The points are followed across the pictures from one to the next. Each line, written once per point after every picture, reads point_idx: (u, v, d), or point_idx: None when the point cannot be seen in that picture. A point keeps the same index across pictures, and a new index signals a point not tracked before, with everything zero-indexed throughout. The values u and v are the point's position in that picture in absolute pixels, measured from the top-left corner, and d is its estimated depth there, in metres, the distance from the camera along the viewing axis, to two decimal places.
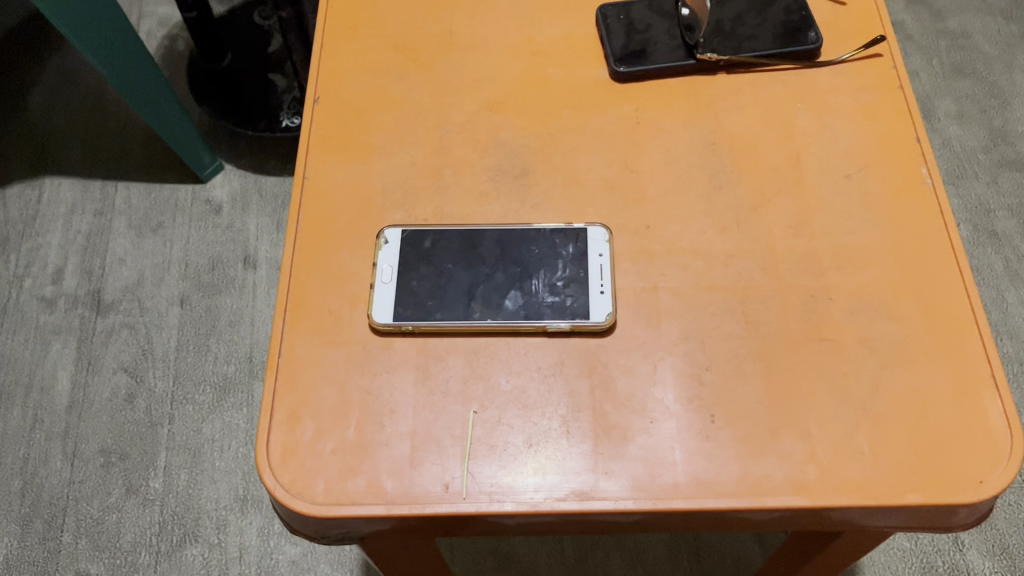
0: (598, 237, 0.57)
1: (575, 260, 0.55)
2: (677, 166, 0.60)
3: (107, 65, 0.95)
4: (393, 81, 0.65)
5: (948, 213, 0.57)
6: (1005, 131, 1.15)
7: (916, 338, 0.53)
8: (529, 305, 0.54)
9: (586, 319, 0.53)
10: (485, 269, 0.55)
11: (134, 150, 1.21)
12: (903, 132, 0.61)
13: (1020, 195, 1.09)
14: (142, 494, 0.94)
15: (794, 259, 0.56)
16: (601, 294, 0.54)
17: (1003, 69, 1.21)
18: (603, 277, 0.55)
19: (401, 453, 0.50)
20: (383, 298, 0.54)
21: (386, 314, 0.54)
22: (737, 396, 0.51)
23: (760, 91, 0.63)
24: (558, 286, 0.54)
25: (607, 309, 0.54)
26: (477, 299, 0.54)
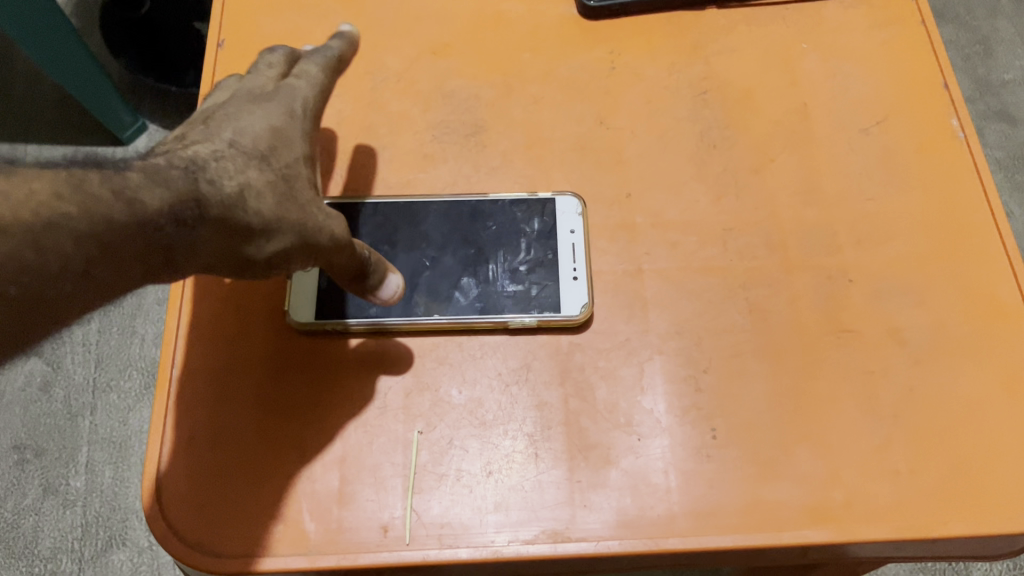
0: (569, 210, 0.46)
1: (542, 239, 0.45)
2: (662, 121, 0.50)
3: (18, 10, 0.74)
4: (316, 21, 0.53)
5: (985, 175, 0.48)
6: (989, 81, 0.94)
7: (952, 326, 0.44)
8: (485, 295, 0.44)
9: (557, 312, 0.43)
10: (430, 253, 0.45)
11: (45, 108, 0.95)
12: (926, 77, 0.51)
13: (1008, 148, 0.91)
14: (62, 494, 0.71)
15: (803, 232, 0.46)
16: (573, 279, 0.44)
17: (986, 13, 0.98)
18: (578, 258, 0.45)
19: (329, 487, 0.40)
20: (304, 287, 0.43)
21: (308, 308, 0.43)
22: (743, 404, 0.42)
23: (756, 29, 0.52)
24: (521, 271, 0.44)
25: (585, 297, 0.43)
26: (419, 291, 0.44)
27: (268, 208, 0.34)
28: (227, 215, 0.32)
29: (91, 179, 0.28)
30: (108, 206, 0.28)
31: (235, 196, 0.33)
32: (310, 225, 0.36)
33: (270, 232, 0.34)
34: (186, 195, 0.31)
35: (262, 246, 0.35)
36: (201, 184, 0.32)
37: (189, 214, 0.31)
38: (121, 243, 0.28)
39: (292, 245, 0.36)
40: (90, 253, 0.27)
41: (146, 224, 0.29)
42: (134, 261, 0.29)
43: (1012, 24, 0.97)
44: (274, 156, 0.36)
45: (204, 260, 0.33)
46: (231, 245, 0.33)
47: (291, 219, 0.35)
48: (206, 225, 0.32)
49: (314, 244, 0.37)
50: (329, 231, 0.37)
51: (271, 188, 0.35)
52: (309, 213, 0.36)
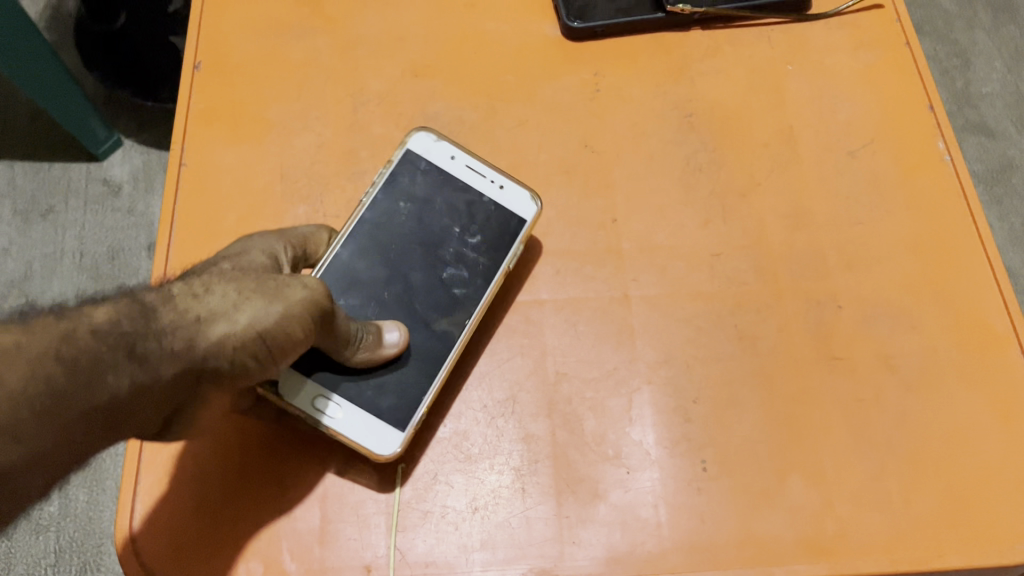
0: (427, 141, 0.45)
1: (448, 185, 0.44)
2: (647, 144, 0.49)
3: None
4: (294, 41, 0.52)
5: (972, 198, 0.47)
6: (968, 94, 0.94)
7: (945, 352, 0.43)
8: (473, 267, 0.43)
9: (517, 219, 0.44)
10: (401, 267, 0.43)
11: (18, 122, 0.93)
12: (913, 98, 0.51)
13: (987, 161, 0.92)
14: (33, 519, 0.69)
15: (793, 256, 0.46)
16: (503, 189, 0.44)
17: (965, 26, 0.97)
18: (486, 168, 0.44)
19: (308, 525, 0.39)
20: (360, 426, 0.39)
21: (385, 440, 0.39)
22: (733, 434, 0.41)
23: (742, 50, 0.52)
24: (468, 228, 0.44)
25: (523, 189, 0.44)
26: (429, 315, 0.42)
27: (224, 294, 0.33)
28: (177, 308, 0.31)
29: (26, 322, 0.29)
30: (41, 331, 0.29)
31: (183, 289, 0.32)
32: (279, 299, 0.34)
33: (235, 312, 0.32)
34: (126, 304, 0.31)
35: (236, 330, 0.32)
36: (141, 293, 0.32)
37: (133, 315, 0.30)
38: (75, 356, 0.29)
39: (269, 323, 0.33)
40: (45, 370, 0.28)
41: (86, 335, 0.29)
42: (98, 374, 0.29)
43: (990, 37, 0.96)
44: (234, 264, 0.36)
45: (185, 359, 0.31)
46: (208, 329, 0.32)
47: (256, 297, 0.33)
48: (156, 324, 0.31)
49: (295, 316, 0.34)
50: (309, 299, 0.34)
51: (225, 278, 0.34)
52: (278, 289, 0.34)
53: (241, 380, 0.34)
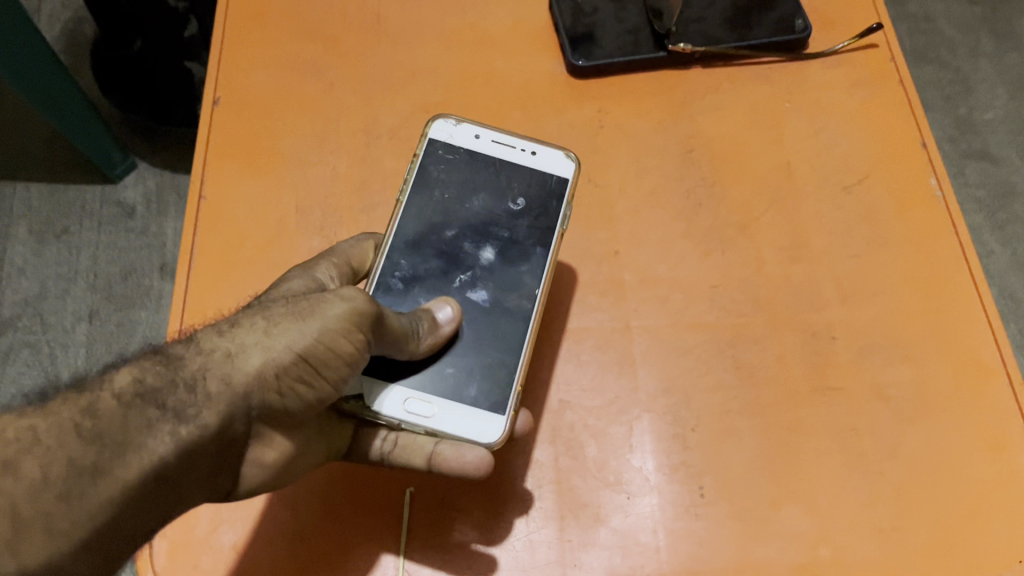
0: (447, 128, 0.45)
1: (482, 168, 0.44)
2: (650, 178, 0.51)
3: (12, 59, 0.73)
4: (309, 77, 0.54)
5: (963, 234, 0.49)
6: (971, 121, 0.97)
7: (937, 384, 0.45)
8: (528, 238, 0.43)
9: (560, 181, 0.44)
10: (461, 251, 0.43)
11: (33, 145, 0.95)
12: (907, 135, 0.52)
13: (990, 187, 0.94)
14: None
15: (790, 289, 0.47)
16: (536, 155, 0.45)
17: (968, 53, 1.01)
18: (512, 139, 0.45)
19: (334, 552, 0.40)
20: (463, 419, 0.39)
21: (485, 427, 0.39)
22: (731, 463, 0.42)
23: (741, 88, 0.54)
24: (513, 201, 0.44)
25: (554, 150, 0.45)
26: (499, 294, 0.42)
27: (251, 329, 0.34)
28: (203, 353, 0.33)
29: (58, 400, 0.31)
30: (70, 404, 0.30)
31: (211, 332, 0.34)
32: (311, 319, 0.34)
33: (264, 342, 0.33)
34: (154, 361, 0.32)
35: (272, 358, 0.33)
36: (170, 346, 0.33)
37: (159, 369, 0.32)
38: (103, 425, 0.30)
39: (307, 343, 0.34)
40: (81, 439, 0.29)
41: (113, 399, 0.31)
42: (136, 434, 0.30)
43: (993, 64, 1.00)
44: (268, 299, 0.37)
45: (224, 399, 0.32)
46: (240, 365, 0.33)
47: (285, 323, 0.34)
48: (184, 374, 0.32)
49: (332, 330, 0.34)
50: (349, 310, 0.35)
51: (251, 312, 0.35)
52: (311, 309, 0.35)
53: (298, 404, 0.36)
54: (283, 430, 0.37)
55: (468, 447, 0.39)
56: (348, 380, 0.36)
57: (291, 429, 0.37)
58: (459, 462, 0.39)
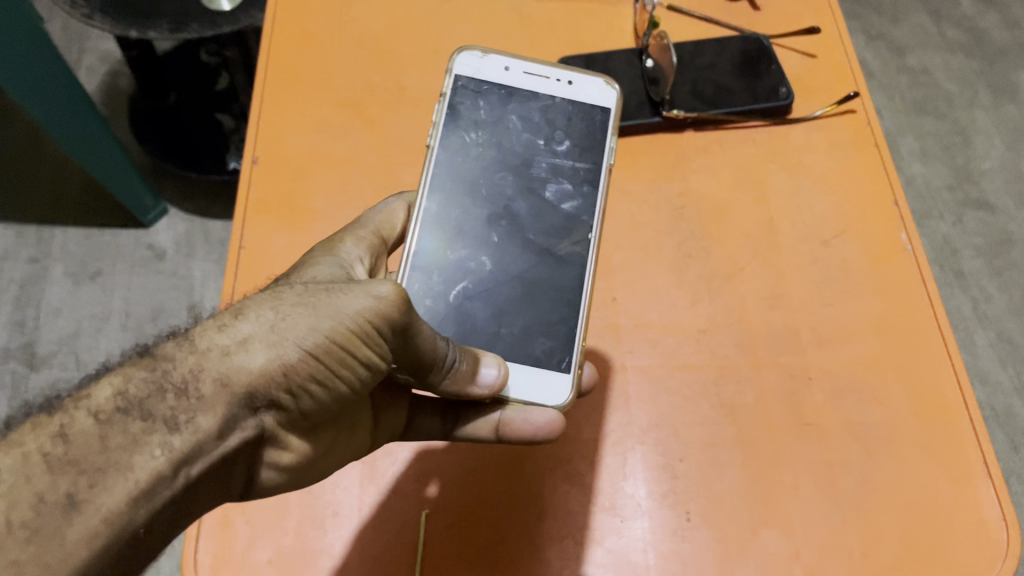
0: (476, 61, 0.47)
1: (519, 106, 0.47)
2: (645, 232, 0.56)
3: (41, 108, 0.78)
4: (338, 140, 0.60)
5: (931, 285, 0.54)
6: (969, 170, 1.04)
7: (904, 421, 0.49)
8: (574, 178, 0.46)
9: (599, 109, 0.48)
10: (510, 195, 0.45)
11: (71, 192, 1.02)
12: (880, 194, 0.57)
13: (988, 234, 1.00)
14: None
15: (770, 333, 0.52)
16: (573, 85, 0.48)
17: (965, 106, 1.09)
18: (546, 71, 0.48)
19: (356, 568, 0.45)
20: (525, 383, 0.42)
21: (548, 388, 0.42)
22: (714, 490, 0.47)
23: (729, 150, 0.59)
24: (553, 136, 0.47)
25: (590, 76, 0.48)
26: (551, 242, 0.45)
27: (251, 323, 0.33)
28: (197, 353, 0.32)
29: (37, 420, 0.29)
30: (52, 420, 0.29)
31: (208, 327, 0.33)
32: (320, 311, 0.35)
33: (267, 339, 0.33)
34: (142, 366, 0.31)
35: (277, 354, 0.33)
36: (159, 347, 0.32)
37: (149, 373, 0.31)
38: (80, 447, 0.28)
39: (316, 339, 0.34)
40: (62, 458, 0.28)
41: (97, 412, 0.29)
42: (129, 448, 0.29)
43: (989, 117, 1.07)
44: (270, 288, 0.37)
45: (222, 401, 0.32)
46: (242, 364, 0.32)
47: (293, 315, 0.34)
48: (176, 379, 0.31)
49: (345, 324, 0.35)
50: (370, 303, 0.35)
51: (248, 303, 0.35)
52: (321, 302, 0.35)
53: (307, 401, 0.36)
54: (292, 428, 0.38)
55: (536, 411, 0.42)
56: (361, 373, 0.37)
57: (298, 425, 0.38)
58: (530, 425, 0.43)
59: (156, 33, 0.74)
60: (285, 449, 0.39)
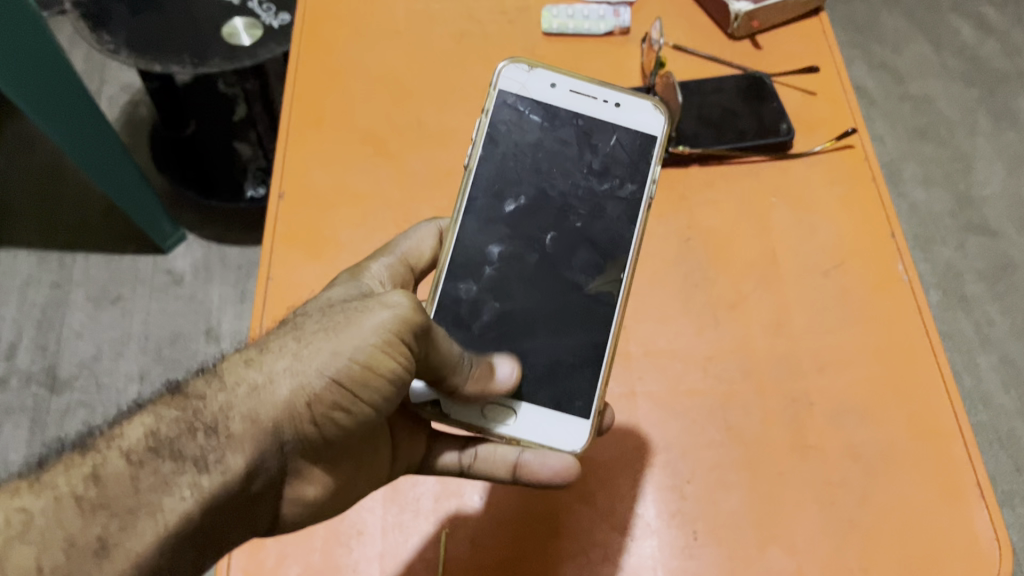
0: (523, 75, 0.48)
1: (562, 127, 0.48)
2: (653, 263, 0.59)
3: (58, 131, 0.80)
4: (360, 175, 0.62)
5: (926, 313, 0.56)
6: (971, 196, 1.07)
7: (901, 444, 0.52)
8: (610, 214, 0.47)
9: (643, 135, 0.48)
10: (541, 225, 0.47)
11: (93, 219, 1.05)
12: (878, 226, 0.60)
13: (989, 259, 1.02)
14: None
15: (773, 360, 0.54)
16: (620, 107, 0.49)
17: (966, 133, 1.12)
18: (592, 90, 0.48)
19: None
20: (544, 428, 0.45)
21: (566, 437, 0.44)
22: (720, 510, 0.49)
23: (733, 184, 0.62)
24: (592, 163, 0.48)
25: (637, 100, 0.48)
26: (584, 278, 0.46)
27: (277, 358, 0.35)
28: (225, 391, 0.34)
29: (73, 458, 0.31)
30: (86, 459, 0.31)
31: (237, 362, 0.35)
32: (342, 336, 0.36)
33: (293, 371, 0.35)
34: (171, 406, 0.33)
35: (304, 384, 0.35)
36: (189, 385, 0.34)
37: (178, 413, 0.33)
38: (112, 488, 0.30)
39: (342, 365, 0.36)
40: (96, 500, 0.30)
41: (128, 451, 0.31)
42: (160, 486, 0.31)
43: (990, 143, 1.11)
44: (295, 315, 0.39)
45: (250, 436, 0.34)
46: (268, 397, 0.34)
47: (319, 342, 0.36)
48: (204, 417, 0.33)
49: (372, 343, 0.36)
50: (388, 313, 0.37)
51: (272, 337, 0.37)
52: (343, 326, 0.36)
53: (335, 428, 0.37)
54: (316, 463, 0.39)
55: (551, 453, 0.45)
56: (386, 396, 0.38)
57: (325, 454, 0.40)
58: (546, 469, 0.45)
59: (178, 66, 0.77)
60: (309, 485, 0.40)
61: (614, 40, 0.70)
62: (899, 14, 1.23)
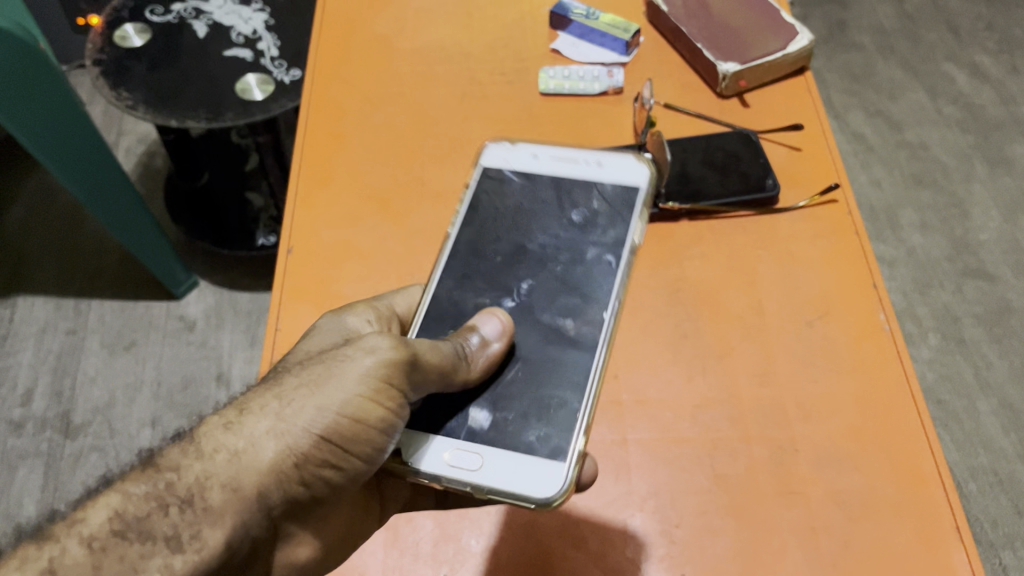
0: (505, 151, 0.55)
1: (547, 192, 0.53)
2: (644, 314, 0.61)
3: (72, 181, 0.84)
4: (365, 232, 0.65)
5: (907, 363, 0.59)
6: (968, 241, 1.09)
7: (882, 490, 0.53)
8: (591, 259, 0.50)
9: (628, 186, 0.52)
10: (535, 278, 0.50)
11: (109, 267, 1.09)
12: (862, 279, 0.62)
13: (987, 303, 1.03)
14: None
15: (758, 409, 0.57)
16: (602, 166, 0.53)
17: (962, 179, 1.14)
18: (573, 154, 0.54)
19: None
20: (514, 476, 0.42)
21: (538, 485, 0.42)
22: (707, 555, 0.51)
23: (720, 238, 0.65)
24: (572, 216, 0.52)
25: (616, 157, 0.53)
26: (563, 324, 0.48)
27: (254, 424, 0.38)
28: (201, 462, 0.37)
29: (39, 547, 0.34)
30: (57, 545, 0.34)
31: (217, 428, 0.39)
32: (325, 391, 0.39)
33: (275, 436, 0.38)
34: (143, 483, 0.37)
35: (289, 442, 0.38)
36: (163, 459, 0.38)
37: (153, 488, 0.37)
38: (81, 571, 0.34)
39: (326, 423, 0.39)
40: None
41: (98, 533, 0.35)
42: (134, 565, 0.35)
43: (986, 189, 1.13)
44: (273, 372, 0.43)
45: (229, 505, 0.37)
46: (247, 463, 0.38)
47: (302, 401, 0.39)
48: (179, 494, 0.37)
49: (356, 395, 0.39)
50: (371, 358, 0.40)
51: (246, 399, 0.40)
52: (326, 379, 0.40)
53: (326, 483, 0.40)
54: (302, 523, 0.43)
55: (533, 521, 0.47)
56: (380, 446, 0.41)
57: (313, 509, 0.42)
58: None
59: (194, 121, 0.80)
60: (298, 541, 0.43)
61: (608, 99, 0.73)
62: (896, 65, 1.27)
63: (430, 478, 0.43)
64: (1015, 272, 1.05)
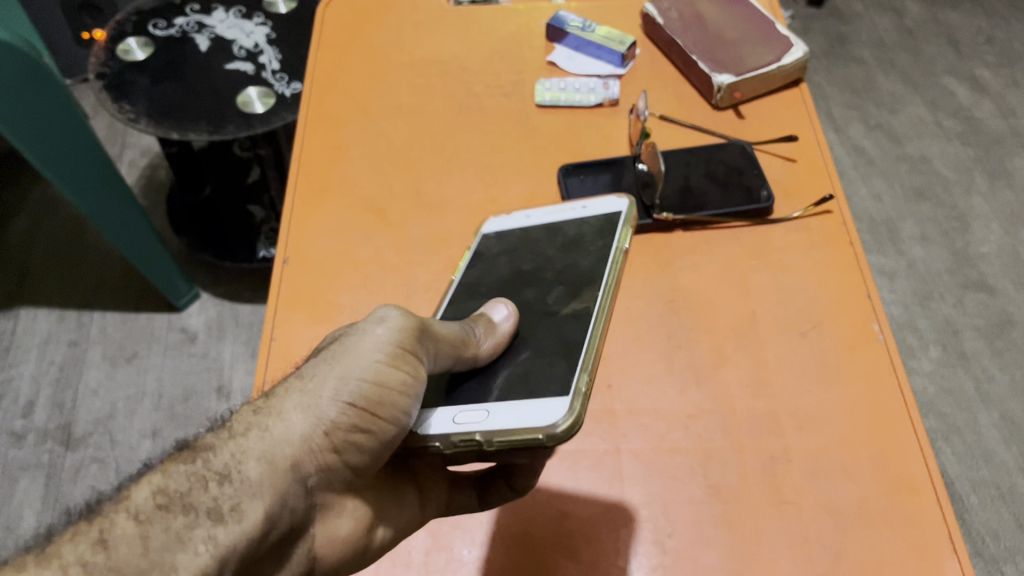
0: (504, 221, 0.57)
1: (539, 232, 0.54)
2: (638, 325, 0.61)
3: (71, 189, 0.83)
4: (362, 242, 0.66)
5: (901, 373, 0.58)
6: (969, 253, 1.09)
7: (875, 501, 0.53)
8: (591, 251, 0.50)
9: (609, 212, 0.53)
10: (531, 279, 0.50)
11: (112, 279, 1.09)
12: (856, 289, 0.62)
13: (988, 316, 1.03)
14: None
15: (752, 420, 0.57)
16: (587, 208, 0.54)
17: (962, 192, 1.14)
18: (564, 208, 0.55)
19: None
20: (520, 415, 0.40)
21: (544, 414, 0.40)
22: (699, 565, 0.51)
23: (715, 248, 0.65)
24: (566, 234, 0.52)
25: (601, 200, 0.54)
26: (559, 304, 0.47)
27: (283, 402, 0.38)
28: (234, 442, 0.36)
29: (86, 525, 0.32)
30: (100, 521, 0.33)
31: (246, 415, 0.38)
32: (345, 361, 0.38)
33: (302, 408, 0.37)
34: (180, 462, 0.35)
35: (316, 414, 0.37)
36: (198, 443, 0.37)
37: (189, 467, 0.35)
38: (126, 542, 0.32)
39: (351, 389, 0.38)
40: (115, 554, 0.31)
41: (138, 508, 0.33)
42: (179, 537, 0.33)
43: (986, 202, 1.13)
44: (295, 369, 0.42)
45: (267, 477, 0.36)
46: (279, 436, 0.37)
47: (325, 375, 0.38)
48: (216, 470, 0.35)
49: (376, 361, 0.38)
50: (384, 330, 0.39)
51: (273, 387, 0.39)
52: (344, 351, 0.39)
53: (360, 455, 0.39)
54: (341, 490, 0.40)
55: None
56: (410, 413, 0.40)
57: (352, 487, 0.41)
58: None
59: (194, 133, 0.81)
60: (340, 516, 0.41)
61: (604, 111, 0.74)
62: (896, 79, 1.27)
63: (441, 440, 0.41)
64: (1016, 285, 1.05)
